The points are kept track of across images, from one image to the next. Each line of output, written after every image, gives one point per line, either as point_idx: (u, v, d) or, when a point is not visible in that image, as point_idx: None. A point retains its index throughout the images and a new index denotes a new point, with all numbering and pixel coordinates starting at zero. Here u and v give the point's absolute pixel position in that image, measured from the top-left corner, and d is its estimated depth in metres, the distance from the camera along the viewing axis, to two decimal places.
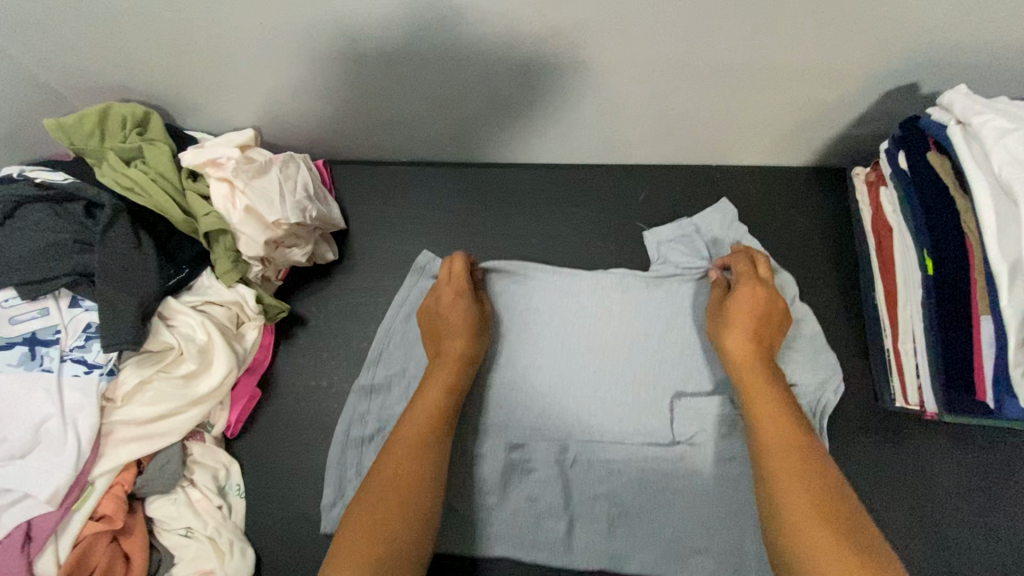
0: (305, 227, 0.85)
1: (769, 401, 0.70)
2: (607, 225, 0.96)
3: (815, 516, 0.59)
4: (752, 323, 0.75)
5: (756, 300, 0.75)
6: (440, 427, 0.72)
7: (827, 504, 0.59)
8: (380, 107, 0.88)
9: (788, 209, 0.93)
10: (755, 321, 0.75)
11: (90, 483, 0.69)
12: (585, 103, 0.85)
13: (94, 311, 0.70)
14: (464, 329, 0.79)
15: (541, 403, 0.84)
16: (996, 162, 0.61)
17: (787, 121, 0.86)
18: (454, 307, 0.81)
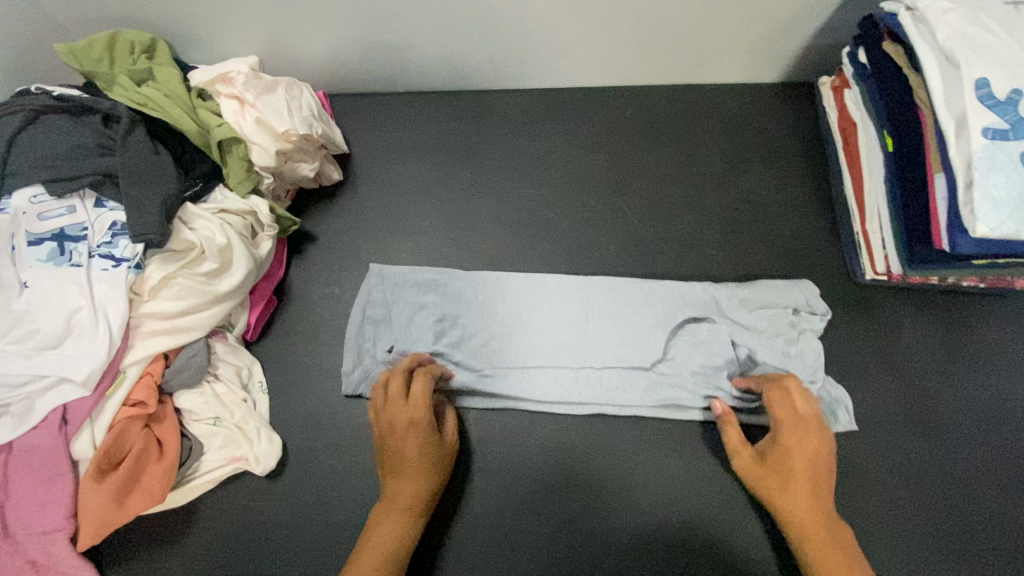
0: (312, 142, 0.89)
1: (797, 438, 0.70)
2: (599, 138, 0.98)
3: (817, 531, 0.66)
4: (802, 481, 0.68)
5: (805, 454, 0.69)
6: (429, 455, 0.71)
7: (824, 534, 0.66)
8: (374, 31, 0.92)
9: (764, 115, 0.98)
10: (800, 443, 0.70)
11: (122, 371, 0.73)
12: (569, 23, 0.89)
13: (120, 211, 0.75)
14: (416, 469, 0.70)
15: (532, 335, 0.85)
16: (940, 36, 0.69)
17: (760, 34, 0.92)
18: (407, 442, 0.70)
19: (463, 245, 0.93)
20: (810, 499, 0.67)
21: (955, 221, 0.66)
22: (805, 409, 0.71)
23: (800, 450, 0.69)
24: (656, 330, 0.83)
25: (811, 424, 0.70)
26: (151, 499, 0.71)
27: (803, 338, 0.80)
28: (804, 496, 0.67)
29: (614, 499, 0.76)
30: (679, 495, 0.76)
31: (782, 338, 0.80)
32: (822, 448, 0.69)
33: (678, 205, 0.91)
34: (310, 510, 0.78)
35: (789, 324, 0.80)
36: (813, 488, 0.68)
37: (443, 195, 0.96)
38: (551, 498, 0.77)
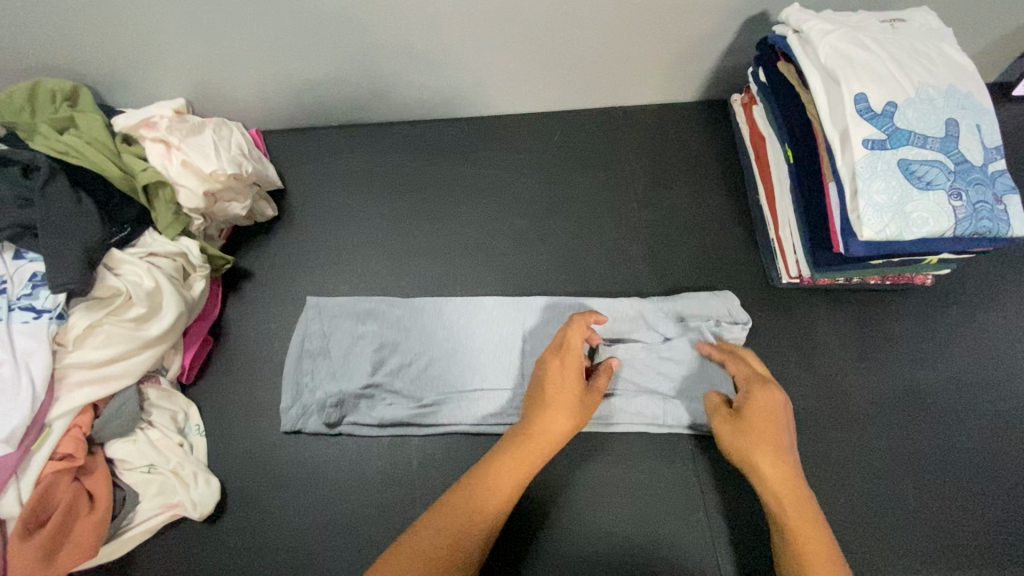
0: (242, 181, 0.90)
1: (769, 398, 0.66)
2: (528, 161, 1.01)
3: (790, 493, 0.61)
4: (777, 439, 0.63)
5: (769, 405, 0.66)
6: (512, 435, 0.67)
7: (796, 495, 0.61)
8: (302, 70, 0.94)
9: (681, 133, 1.03)
10: (771, 399, 0.66)
11: (48, 425, 0.72)
12: (491, 53, 0.93)
13: (38, 261, 0.75)
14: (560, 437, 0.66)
15: (470, 359, 0.86)
16: (821, 55, 0.74)
17: (672, 57, 0.97)
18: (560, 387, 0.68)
19: (401, 272, 0.94)
20: (776, 453, 0.62)
21: (847, 225, 0.71)
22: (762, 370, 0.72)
23: (770, 407, 0.66)
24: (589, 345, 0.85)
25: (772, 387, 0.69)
26: (81, 554, 0.69)
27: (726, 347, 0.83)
28: (776, 455, 0.62)
29: (562, 514, 0.78)
30: (623, 507, 0.78)
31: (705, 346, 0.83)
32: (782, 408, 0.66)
33: (605, 221, 0.95)
34: (250, 551, 0.77)
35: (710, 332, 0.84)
36: (781, 439, 0.63)
37: (378, 224, 0.98)
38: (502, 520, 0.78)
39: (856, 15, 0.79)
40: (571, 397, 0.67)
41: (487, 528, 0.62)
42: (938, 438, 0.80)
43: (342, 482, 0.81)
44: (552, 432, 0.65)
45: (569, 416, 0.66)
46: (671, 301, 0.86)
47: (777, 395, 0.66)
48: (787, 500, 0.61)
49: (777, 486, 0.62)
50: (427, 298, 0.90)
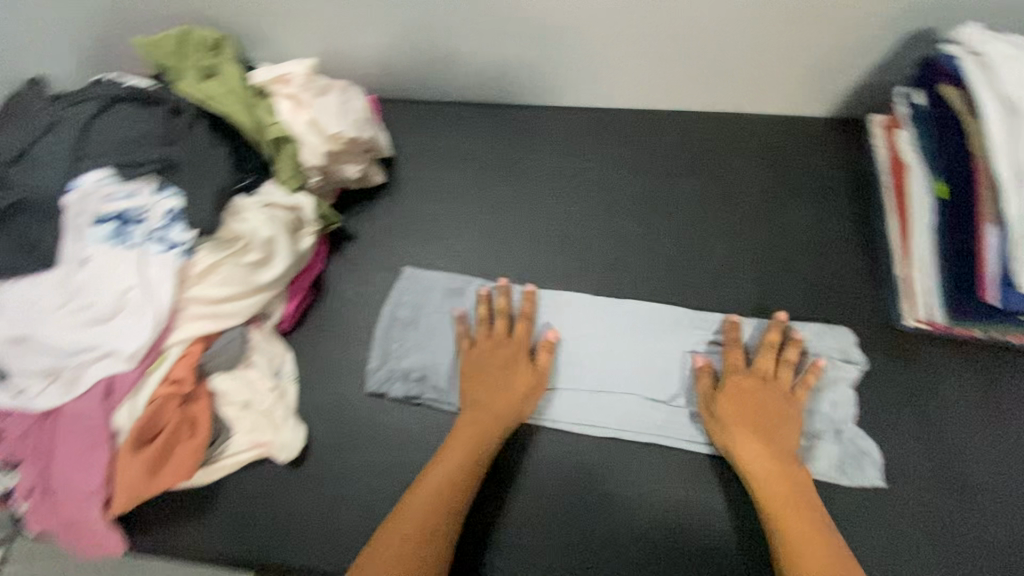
0: (360, 146, 0.92)
1: (749, 393, 0.76)
2: (635, 159, 0.98)
3: (783, 480, 0.71)
4: (760, 423, 0.74)
5: (751, 393, 0.76)
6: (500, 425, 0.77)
7: (785, 479, 0.71)
8: (429, 42, 0.96)
9: (807, 150, 0.96)
10: (758, 387, 0.77)
11: (165, 350, 0.77)
12: (619, 43, 0.90)
13: (179, 198, 0.79)
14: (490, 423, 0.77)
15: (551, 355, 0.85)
16: (1003, 82, 0.67)
17: (811, 69, 0.91)
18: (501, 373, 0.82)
19: (496, 254, 0.95)
20: (764, 442, 0.73)
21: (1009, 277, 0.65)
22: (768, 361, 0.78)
23: (752, 397, 0.76)
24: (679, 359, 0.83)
25: (761, 380, 0.77)
26: (181, 474, 0.75)
27: (835, 386, 0.78)
28: (756, 442, 0.73)
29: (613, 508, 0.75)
30: (695, 525, 0.73)
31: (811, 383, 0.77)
32: (768, 395, 0.76)
33: (712, 234, 0.91)
34: (326, 499, 0.80)
35: (821, 367, 0.79)
36: (773, 426, 0.74)
37: (479, 203, 0.99)
38: (563, 517, 0.75)
39: None
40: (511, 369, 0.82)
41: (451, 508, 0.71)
42: None
43: (416, 450, 0.82)
44: (499, 404, 0.79)
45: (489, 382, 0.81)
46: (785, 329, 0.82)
47: (771, 389, 0.76)
48: (767, 480, 0.71)
49: (761, 471, 0.71)
50: (519, 287, 0.90)
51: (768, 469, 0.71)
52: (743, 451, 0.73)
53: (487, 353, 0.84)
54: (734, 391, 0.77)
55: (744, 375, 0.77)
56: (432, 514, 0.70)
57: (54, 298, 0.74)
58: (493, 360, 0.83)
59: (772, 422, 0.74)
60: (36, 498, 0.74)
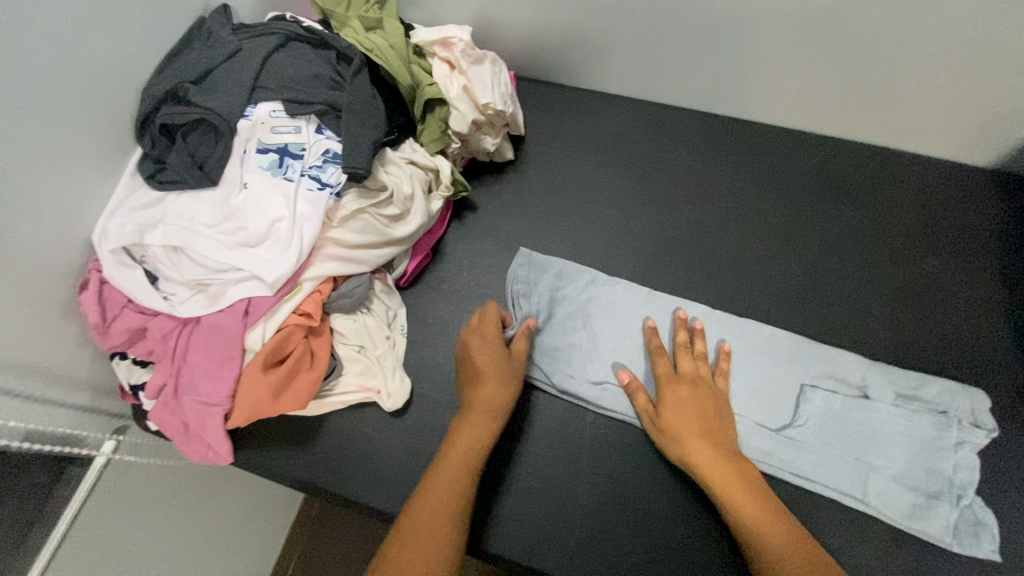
0: (502, 118, 0.94)
1: (677, 397, 0.76)
2: (772, 178, 0.96)
3: (745, 491, 0.68)
4: (695, 426, 0.73)
5: (678, 398, 0.76)
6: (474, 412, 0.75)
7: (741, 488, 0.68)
8: (587, 27, 0.96)
9: (961, 201, 0.91)
10: (692, 390, 0.77)
11: (299, 283, 0.80)
12: (784, 54, 0.88)
13: (335, 141, 0.82)
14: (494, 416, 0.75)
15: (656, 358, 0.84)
16: None
17: (984, 113, 0.87)
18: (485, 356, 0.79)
19: (614, 247, 0.94)
20: (705, 441, 0.71)
21: None
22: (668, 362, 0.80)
23: (682, 404, 0.75)
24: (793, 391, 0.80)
25: (684, 379, 0.78)
26: (297, 402, 0.78)
27: (958, 449, 0.75)
28: (701, 441, 0.71)
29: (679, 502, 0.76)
30: None
31: (930, 443, 0.75)
32: (684, 396, 0.76)
33: (843, 269, 0.88)
34: (420, 453, 0.83)
35: (945, 426, 0.76)
36: (697, 424, 0.73)
37: (604, 193, 0.98)
38: (620, 496, 0.77)
39: None
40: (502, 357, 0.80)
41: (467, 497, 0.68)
42: None
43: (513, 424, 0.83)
44: (491, 392, 0.76)
45: (498, 372, 0.78)
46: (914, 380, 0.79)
47: (670, 386, 0.77)
48: (710, 467, 0.69)
49: (721, 478, 0.69)
50: (631, 287, 0.89)
51: (712, 461, 0.70)
52: (696, 451, 0.71)
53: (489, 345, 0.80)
54: (666, 394, 0.76)
55: (669, 382, 0.78)
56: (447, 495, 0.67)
57: (212, 214, 0.78)
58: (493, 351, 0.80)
59: (716, 423, 0.74)
60: (165, 398, 0.79)
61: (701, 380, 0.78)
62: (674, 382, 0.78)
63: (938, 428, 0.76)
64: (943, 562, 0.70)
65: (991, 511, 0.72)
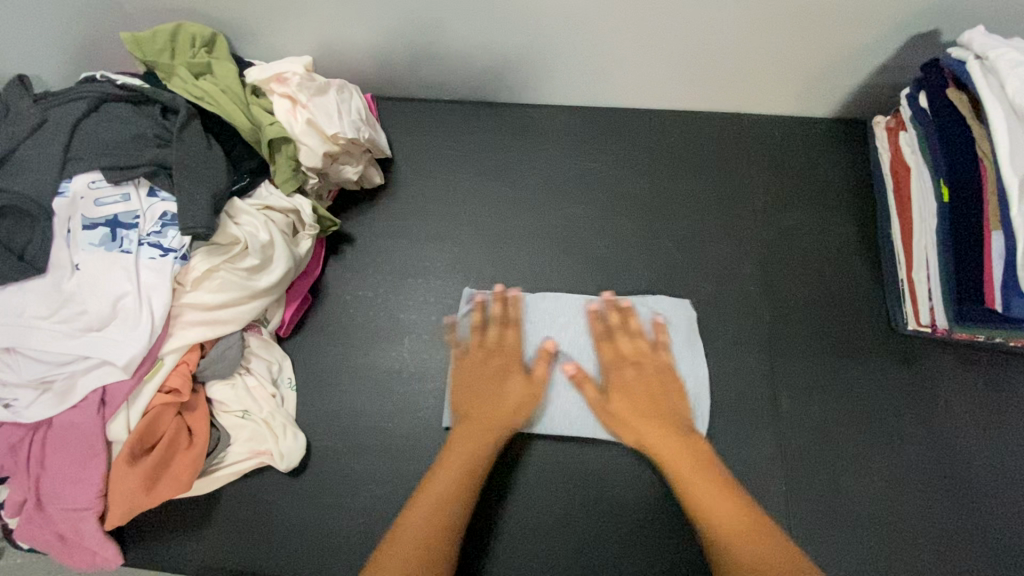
0: (359, 145, 0.90)
1: (649, 378, 0.80)
2: (639, 162, 0.98)
3: (692, 462, 0.72)
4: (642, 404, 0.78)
5: (651, 381, 0.80)
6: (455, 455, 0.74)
7: (692, 457, 0.73)
8: (428, 41, 0.92)
9: (810, 152, 0.97)
10: (637, 369, 0.81)
11: (160, 358, 0.75)
12: (624, 46, 0.89)
13: (171, 202, 0.76)
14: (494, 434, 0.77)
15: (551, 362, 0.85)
16: (1011, 89, 0.67)
17: (817, 71, 0.90)
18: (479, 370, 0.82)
19: (499, 257, 0.94)
20: (661, 428, 0.76)
21: (1012, 282, 0.65)
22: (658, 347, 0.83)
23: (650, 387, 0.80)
24: (696, 367, 0.83)
25: (646, 360, 0.82)
26: (178, 485, 0.73)
27: (825, 389, 0.82)
28: (653, 422, 0.77)
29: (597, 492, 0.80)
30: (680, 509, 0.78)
31: (800, 389, 0.82)
32: (659, 375, 0.81)
33: (713, 239, 0.92)
34: (329, 506, 0.80)
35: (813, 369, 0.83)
36: (644, 405, 0.78)
37: (482, 204, 0.97)
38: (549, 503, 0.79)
39: None
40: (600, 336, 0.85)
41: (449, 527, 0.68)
42: None
43: (420, 455, 0.82)
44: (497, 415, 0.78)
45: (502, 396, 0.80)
46: (779, 332, 0.86)
47: (653, 367, 0.81)
48: (661, 446, 0.75)
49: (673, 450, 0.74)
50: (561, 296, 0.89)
51: (661, 443, 0.75)
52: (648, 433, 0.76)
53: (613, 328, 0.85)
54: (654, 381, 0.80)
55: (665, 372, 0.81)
56: (429, 539, 0.67)
57: (44, 304, 0.71)
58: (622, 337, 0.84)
59: (665, 404, 0.79)
60: (27, 514, 0.71)
61: (654, 360, 0.82)
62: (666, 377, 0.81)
63: (800, 376, 0.83)
64: (826, 493, 0.77)
65: (851, 439, 0.79)
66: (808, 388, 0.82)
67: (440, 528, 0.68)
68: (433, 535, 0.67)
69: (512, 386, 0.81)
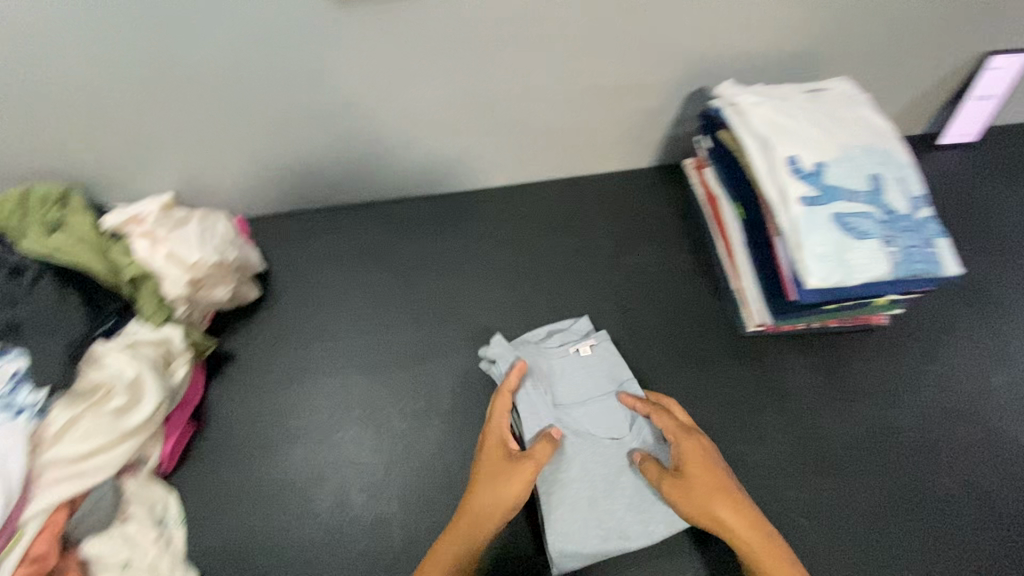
0: (226, 267, 0.93)
1: (711, 478, 0.73)
2: (500, 234, 1.07)
3: (766, 543, 0.69)
4: (714, 484, 0.72)
5: (695, 458, 0.75)
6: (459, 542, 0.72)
7: (768, 538, 0.69)
8: (284, 164, 1.00)
9: (642, 198, 1.11)
10: (704, 469, 0.74)
11: (20, 527, 0.70)
12: (461, 138, 1.01)
13: (20, 359, 0.78)
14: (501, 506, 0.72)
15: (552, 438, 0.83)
16: (754, 125, 0.82)
17: (628, 132, 1.05)
18: (491, 438, 0.79)
19: (382, 345, 0.97)
20: (731, 502, 0.71)
21: (795, 275, 0.76)
22: (672, 425, 0.79)
23: (695, 458, 0.75)
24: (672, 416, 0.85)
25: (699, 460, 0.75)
26: None
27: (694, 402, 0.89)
28: (733, 510, 0.70)
29: None
30: None
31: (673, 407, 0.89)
32: (707, 452, 0.76)
33: (575, 288, 1.01)
34: None
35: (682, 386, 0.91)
36: (728, 503, 0.71)
37: (361, 297, 1.02)
38: None
39: (780, 86, 0.88)
40: (723, 487, 0.73)
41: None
42: (901, 469, 0.85)
43: (325, 561, 0.80)
44: (484, 477, 0.74)
45: (503, 481, 0.73)
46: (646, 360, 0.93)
47: (700, 443, 0.77)
48: (748, 539, 0.69)
49: (751, 534, 0.69)
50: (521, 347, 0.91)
51: (744, 527, 0.70)
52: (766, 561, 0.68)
53: (685, 459, 0.75)
54: (688, 462, 0.75)
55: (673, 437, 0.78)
56: None
57: None
58: (702, 475, 0.73)
59: (735, 492, 0.72)
60: None
61: (690, 440, 0.77)
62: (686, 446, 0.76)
63: (681, 392, 0.90)
64: None
65: (725, 443, 0.86)
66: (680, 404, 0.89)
67: None
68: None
69: (498, 445, 0.77)
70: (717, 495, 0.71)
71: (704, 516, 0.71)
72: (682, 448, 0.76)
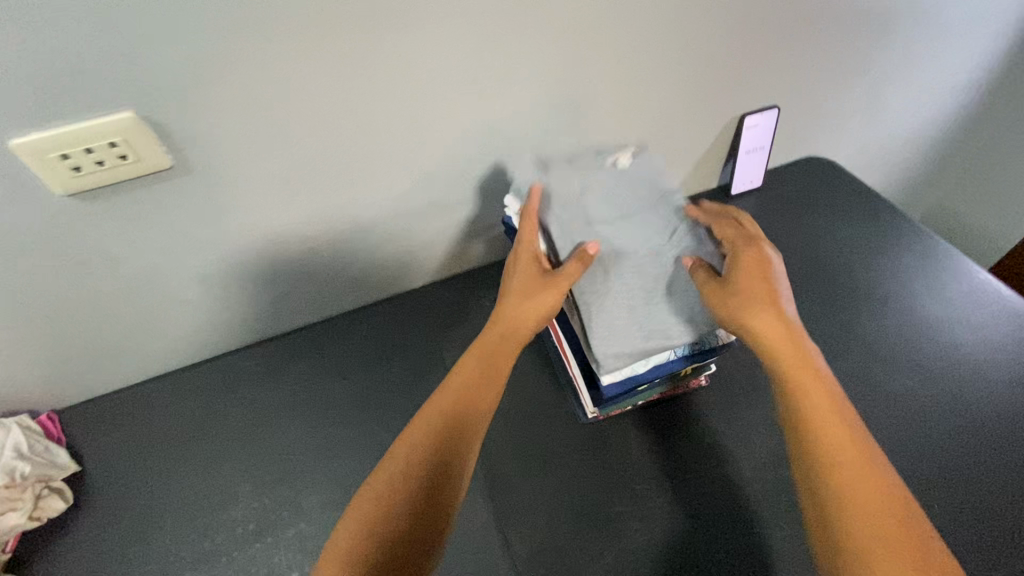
0: (19, 487, 0.85)
1: (764, 286, 0.79)
2: (340, 365, 1.06)
3: (795, 355, 0.75)
4: (769, 293, 0.78)
5: (754, 267, 0.81)
6: (467, 404, 0.77)
7: (801, 348, 0.75)
8: (87, 348, 0.95)
9: (476, 300, 1.14)
10: (755, 278, 0.80)
11: None
12: (276, 281, 1.00)
13: None
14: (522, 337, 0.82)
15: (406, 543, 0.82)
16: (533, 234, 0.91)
17: (444, 241, 1.10)
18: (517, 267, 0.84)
19: (219, 523, 0.89)
20: (775, 311, 0.77)
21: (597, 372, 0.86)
22: (736, 239, 0.85)
23: (755, 271, 0.81)
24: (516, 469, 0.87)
25: (760, 272, 0.81)
26: None
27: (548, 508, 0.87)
28: (778, 316, 0.77)
29: None
30: None
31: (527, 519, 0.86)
32: (765, 269, 0.81)
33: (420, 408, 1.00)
34: None
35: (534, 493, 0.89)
36: (778, 309, 0.77)
37: (193, 472, 0.94)
38: None
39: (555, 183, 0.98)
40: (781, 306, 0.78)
41: (432, 459, 0.72)
42: (756, 529, 0.85)
43: None
44: (510, 302, 0.82)
45: (530, 302, 0.81)
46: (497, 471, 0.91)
47: (762, 254, 0.83)
48: (780, 342, 0.75)
49: (783, 337, 0.76)
50: None
51: (782, 339, 0.76)
52: (799, 376, 0.73)
53: (741, 270, 0.81)
54: (744, 268, 0.81)
55: (736, 250, 0.83)
56: (401, 473, 0.71)
57: None
58: (756, 282, 0.79)
59: (786, 304, 0.78)
60: None
61: (757, 251, 0.83)
62: (749, 255, 0.82)
63: (534, 500, 0.88)
64: None
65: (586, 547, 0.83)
66: (534, 515, 0.87)
67: (395, 494, 0.69)
68: (431, 448, 0.73)
69: (521, 275, 0.83)
70: (768, 306, 0.77)
71: (743, 316, 0.77)
72: (740, 255, 0.82)
